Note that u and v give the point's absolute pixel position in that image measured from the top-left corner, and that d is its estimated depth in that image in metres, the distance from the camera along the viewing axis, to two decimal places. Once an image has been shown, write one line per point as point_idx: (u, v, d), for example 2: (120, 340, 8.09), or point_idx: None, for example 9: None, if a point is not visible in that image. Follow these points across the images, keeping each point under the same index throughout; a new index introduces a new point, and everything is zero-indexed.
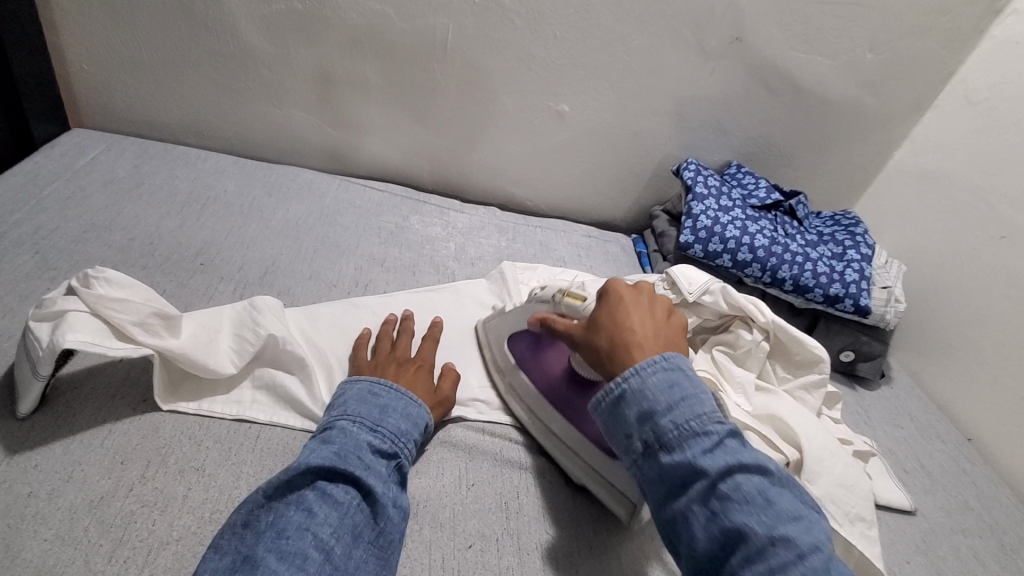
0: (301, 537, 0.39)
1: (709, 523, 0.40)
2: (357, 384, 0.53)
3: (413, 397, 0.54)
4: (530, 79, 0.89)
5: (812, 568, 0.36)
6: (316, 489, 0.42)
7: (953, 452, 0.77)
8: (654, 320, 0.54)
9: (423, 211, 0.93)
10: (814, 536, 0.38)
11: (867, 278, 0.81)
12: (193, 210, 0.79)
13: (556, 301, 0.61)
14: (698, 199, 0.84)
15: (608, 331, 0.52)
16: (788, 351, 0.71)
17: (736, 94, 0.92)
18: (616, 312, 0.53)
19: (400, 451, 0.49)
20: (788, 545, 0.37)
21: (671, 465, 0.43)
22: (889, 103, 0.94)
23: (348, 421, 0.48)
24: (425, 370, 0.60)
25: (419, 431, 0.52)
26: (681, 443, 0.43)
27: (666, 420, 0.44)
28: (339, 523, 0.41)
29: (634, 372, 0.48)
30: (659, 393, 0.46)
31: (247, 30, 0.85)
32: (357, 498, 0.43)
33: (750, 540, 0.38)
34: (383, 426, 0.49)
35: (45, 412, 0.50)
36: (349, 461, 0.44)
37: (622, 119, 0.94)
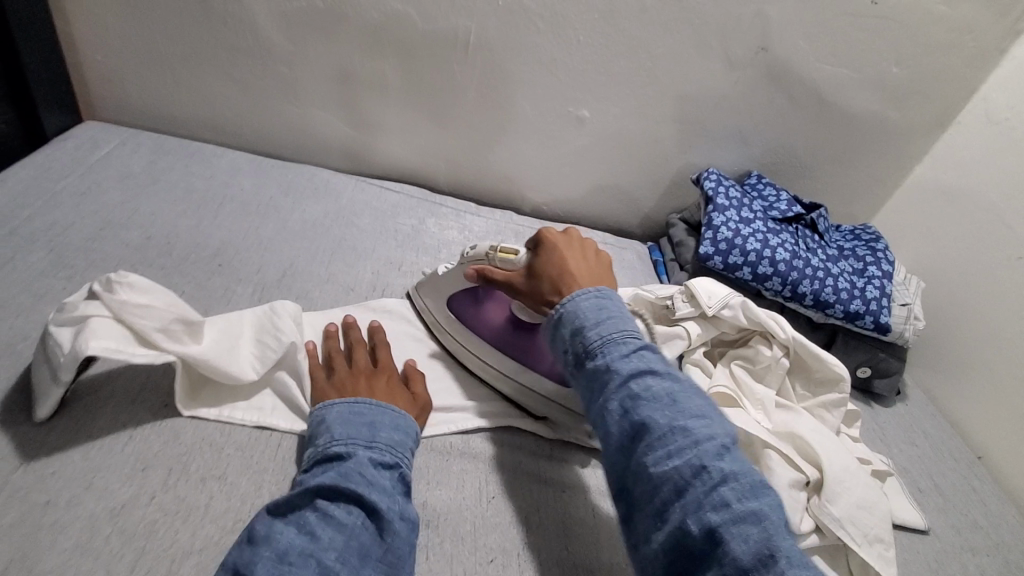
0: (306, 563, 0.38)
1: (619, 416, 0.46)
2: (335, 408, 0.51)
3: (394, 407, 0.53)
4: (550, 83, 0.88)
5: (704, 451, 0.42)
6: (318, 510, 0.42)
7: (966, 470, 0.77)
8: (587, 260, 0.60)
9: (439, 214, 0.92)
10: (711, 429, 0.43)
11: (888, 296, 0.81)
12: (209, 209, 0.78)
13: (489, 256, 0.63)
14: (720, 210, 0.84)
15: (547, 274, 0.58)
16: (807, 368, 0.71)
17: (758, 105, 0.91)
18: (552, 258, 0.59)
19: (400, 461, 0.48)
20: (685, 434, 0.43)
21: (594, 370, 0.49)
22: (912, 119, 0.93)
23: (339, 446, 0.47)
24: (395, 377, 0.58)
25: (413, 441, 0.52)
26: (604, 353, 0.49)
27: (592, 334, 0.51)
28: (343, 545, 0.40)
29: (571, 298, 0.54)
30: (590, 315, 0.52)
31: (267, 27, 0.84)
32: (360, 517, 0.42)
33: (653, 429, 0.44)
34: (379, 440, 0.49)
35: (65, 416, 0.49)
36: (352, 479, 0.44)
37: (641, 126, 0.93)
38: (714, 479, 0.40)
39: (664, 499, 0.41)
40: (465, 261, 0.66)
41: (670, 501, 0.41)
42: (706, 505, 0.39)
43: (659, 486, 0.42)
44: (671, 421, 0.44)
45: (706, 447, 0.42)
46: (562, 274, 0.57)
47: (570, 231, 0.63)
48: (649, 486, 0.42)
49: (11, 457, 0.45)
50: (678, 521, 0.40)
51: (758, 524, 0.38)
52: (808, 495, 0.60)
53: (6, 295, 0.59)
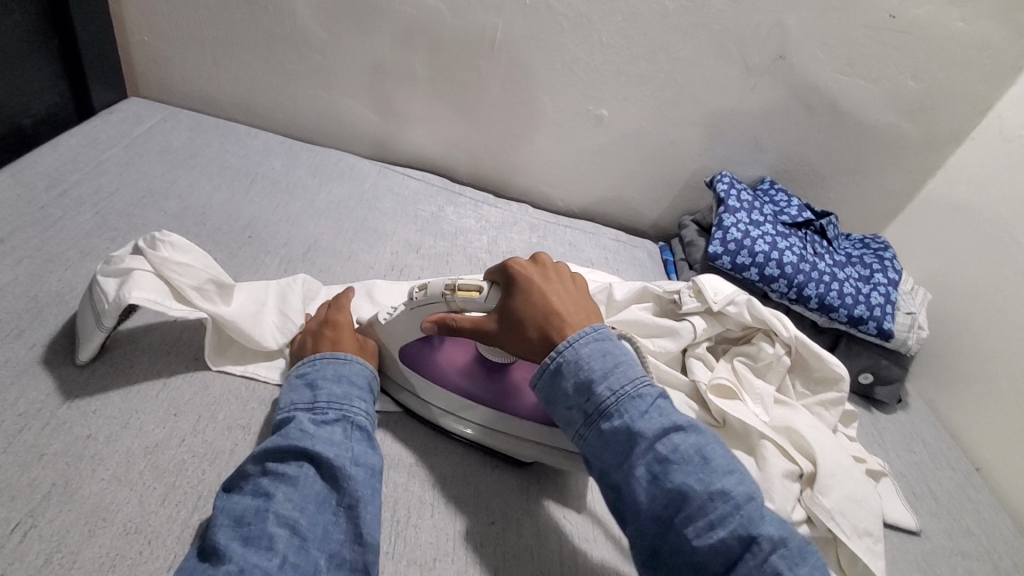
0: (262, 520, 0.40)
1: (651, 484, 0.45)
2: (290, 379, 0.53)
3: (328, 358, 0.53)
4: (571, 81, 0.91)
5: (746, 516, 0.42)
6: (266, 474, 0.44)
7: (961, 478, 0.78)
8: (565, 292, 0.56)
9: (458, 203, 0.95)
10: (741, 484, 0.44)
11: (892, 303, 0.82)
12: (243, 185, 0.82)
13: (447, 300, 0.55)
14: (730, 212, 0.86)
15: (531, 318, 0.53)
16: (808, 367, 0.73)
17: (774, 111, 0.93)
18: (531, 294, 0.54)
19: (346, 412, 0.49)
20: (724, 497, 0.43)
21: (613, 432, 0.47)
22: (927, 132, 0.94)
23: (290, 413, 0.49)
24: (344, 326, 0.58)
25: (362, 389, 0.52)
26: (621, 410, 0.47)
27: (604, 390, 0.48)
28: (296, 497, 0.42)
29: (568, 344, 0.50)
30: (595, 364, 0.49)
31: (304, 16, 0.88)
32: (311, 469, 0.44)
33: (691, 496, 0.43)
34: (322, 400, 0.49)
35: (105, 363, 0.54)
36: (292, 439, 0.45)
37: (659, 127, 0.96)
38: (765, 549, 0.41)
39: (715, 569, 0.42)
40: (415, 306, 0.57)
41: (721, 573, 0.42)
42: None
43: (706, 558, 0.42)
44: (707, 485, 0.44)
45: (746, 508, 0.43)
46: (549, 316, 0.52)
47: (533, 259, 0.58)
48: (693, 558, 0.42)
49: (57, 395, 0.50)
50: None
51: None
52: (802, 486, 0.62)
53: (56, 251, 0.63)
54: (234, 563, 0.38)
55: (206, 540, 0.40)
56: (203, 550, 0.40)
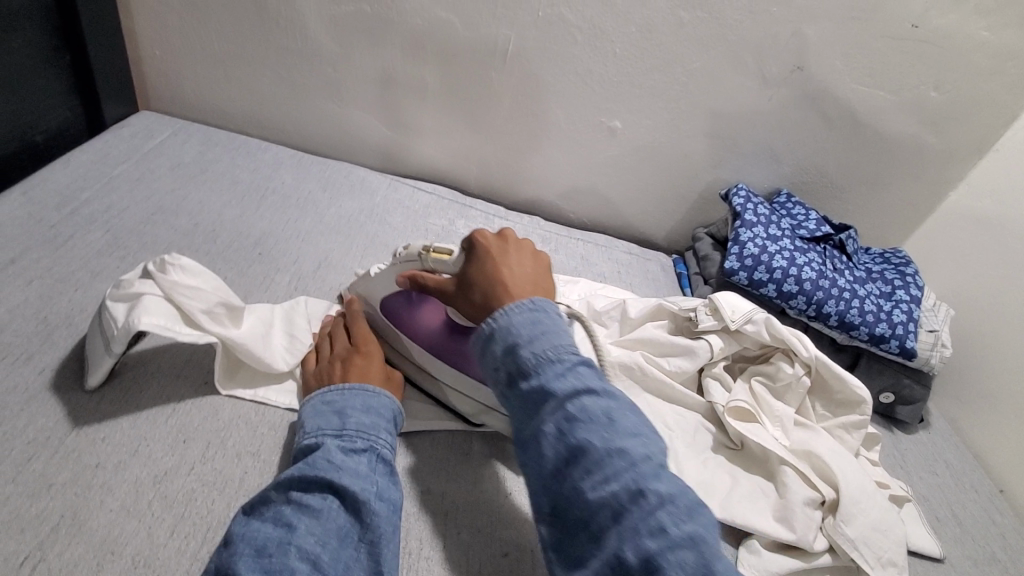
0: (284, 552, 0.39)
1: (555, 441, 0.42)
2: (311, 401, 0.52)
3: (366, 389, 0.53)
4: (583, 93, 0.90)
5: (642, 474, 0.39)
6: (288, 502, 0.42)
7: (987, 503, 0.75)
8: (521, 265, 0.54)
9: (469, 216, 0.94)
10: (647, 446, 0.41)
11: (915, 321, 0.80)
12: (253, 200, 0.82)
13: (421, 258, 0.59)
14: (747, 226, 0.84)
15: (477, 284, 0.53)
16: (828, 388, 0.71)
17: (792, 123, 0.91)
18: (484, 263, 0.53)
19: (373, 443, 0.48)
20: (623, 456, 0.40)
21: (528, 390, 0.44)
22: (949, 144, 0.92)
23: (313, 438, 0.48)
24: (374, 356, 0.58)
25: (387, 422, 0.52)
26: (538, 370, 0.44)
27: (526, 351, 0.45)
28: (320, 530, 0.40)
29: (503, 312, 0.48)
30: (522, 328, 0.46)
31: (315, 29, 0.88)
32: (336, 502, 0.43)
33: (590, 453, 0.40)
34: (348, 428, 0.48)
35: (114, 387, 0.53)
36: (319, 468, 0.44)
37: (673, 138, 0.94)
38: (653, 505, 0.38)
39: (602, 526, 0.39)
40: (398, 262, 0.62)
41: (608, 528, 0.38)
42: (644, 530, 0.37)
43: (595, 513, 0.39)
44: (608, 444, 0.40)
45: (644, 467, 0.39)
46: (492, 284, 0.52)
47: (505, 232, 0.57)
48: (585, 512, 0.40)
49: (66, 421, 0.49)
50: (614, 549, 0.37)
51: (696, 550, 0.36)
52: (823, 514, 0.60)
53: (67, 271, 0.63)
54: None
55: (221, 567, 0.38)
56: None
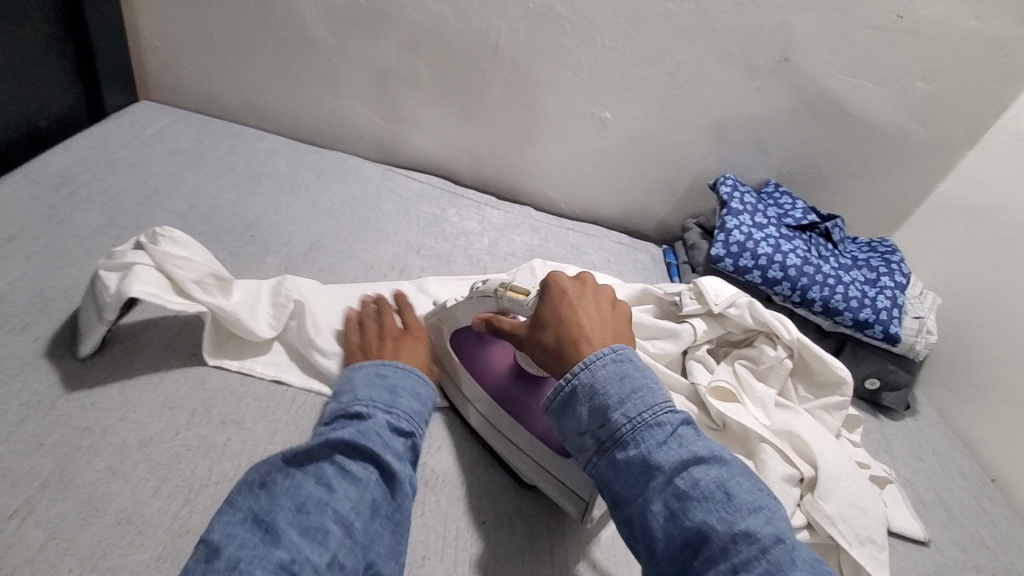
0: (322, 513, 0.41)
1: (667, 521, 0.41)
2: (363, 368, 0.55)
3: (420, 375, 0.56)
4: (574, 85, 0.92)
5: (774, 562, 0.38)
6: (334, 465, 0.44)
7: (973, 489, 0.76)
8: (598, 313, 0.54)
9: (461, 205, 0.96)
10: (772, 525, 0.40)
11: (900, 307, 0.80)
12: (247, 186, 0.83)
13: (497, 298, 0.59)
14: (733, 214, 0.85)
15: (553, 327, 0.52)
16: (810, 371, 0.72)
17: (780, 114, 0.93)
18: (560, 306, 0.53)
19: (415, 429, 0.50)
20: (749, 539, 0.39)
21: (626, 462, 0.44)
22: (937, 134, 0.93)
23: (361, 406, 0.50)
24: (420, 339, 0.61)
25: (428, 412, 0.54)
26: (636, 440, 0.44)
27: (619, 417, 0.45)
28: (359, 499, 0.43)
29: (584, 366, 0.48)
30: (610, 386, 0.47)
31: (313, 21, 0.90)
32: (375, 475, 0.45)
33: (711, 537, 0.40)
34: (397, 406, 0.51)
35: (105, 356, 0.54)
36: (369, 440, 0.46)
37: (663, 129, 0.95)
38: None
39: None
40: (474, 297, 0.61)
41: None
42: None
43: None
44: (730, 526, 0.40)
45: (773, 552, 0.38)
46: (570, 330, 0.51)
47: (583, 276, 0.57)
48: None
49: (58, 387, 0.51)
50: None
51: None
52: (802, 492, 0.61)
53: (63, 248, 0.65)
54: (287, 549, 0.38)
55: (263, 512, 0.40)
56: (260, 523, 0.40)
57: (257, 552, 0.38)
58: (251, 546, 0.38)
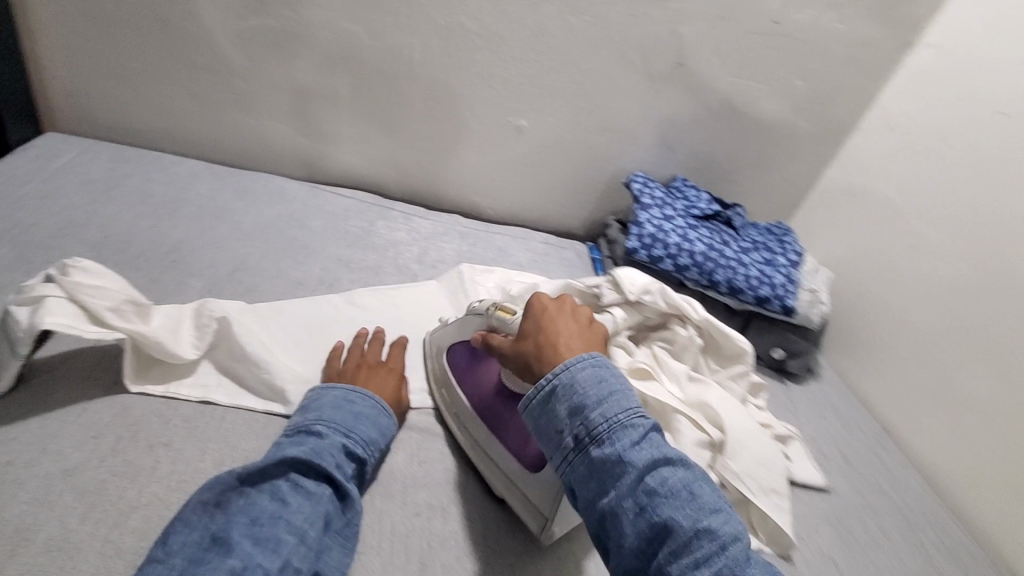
0: (275, 523, 0.44)
1: (637, 516, 0.42)
2: (332, 391, 0.58)
3: (383, 406, 0.59)
4: (490, 96, 0.96)
5: (733, 559, 0.39)
6: (290, 480, 0.47)
7: (868, 438, 0.85)
8: (574, 328, 0.56)
9: (389, 217, 0.98)
10: (732, 525, 0.41)
11: (794, 282, 0.89)
12: (167, 212, 0.83)
13: (488, 315, 0.63)
14: (644, 209, 0.92)
15: (535, 337, 0.55)
16: (718, 346, 0.79)
17: (681, 114, 1.01)
18: (541, 318, 0.56)
19: (367, 455, 0.54)
20: (711, 536, 0.40)
21: (601, 459, 0.45)
22: (819, 125, 1.04)
23: (323, 425, 0.53)
24: (394, 372, 0.64)
25: (386, 440, 0.57)
26: (611, 438, 0.45)
27: (596, 416, 0.46)
28: (311, 510, 0.46)
29: (564, 367, 0.50)
30: (588, 388, 0.48)
31: (224, 44, 0.90)
32: (327, 490, 0.48)
33: (676, 532, 0.40)
34: (356, 431, 0.54)
35: (21, 392, 0.54)
36: (323, 459, 0.49)
37: (577, 134, 1.01)
38: None
39: None
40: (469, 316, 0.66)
41: None
42: None
43: None
44: (694, 522, 0.41)
45: (732, 549, 0.40)
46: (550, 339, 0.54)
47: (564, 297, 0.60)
48: None
49: None
50: None
51: None
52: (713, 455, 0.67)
53: None
54: (240, 558, 0.41)
55: (220, 528, 0.43)
56: (217, 536, 0.43)
57: (211, 563, 0.40)
58: (204, 558, 0.41)
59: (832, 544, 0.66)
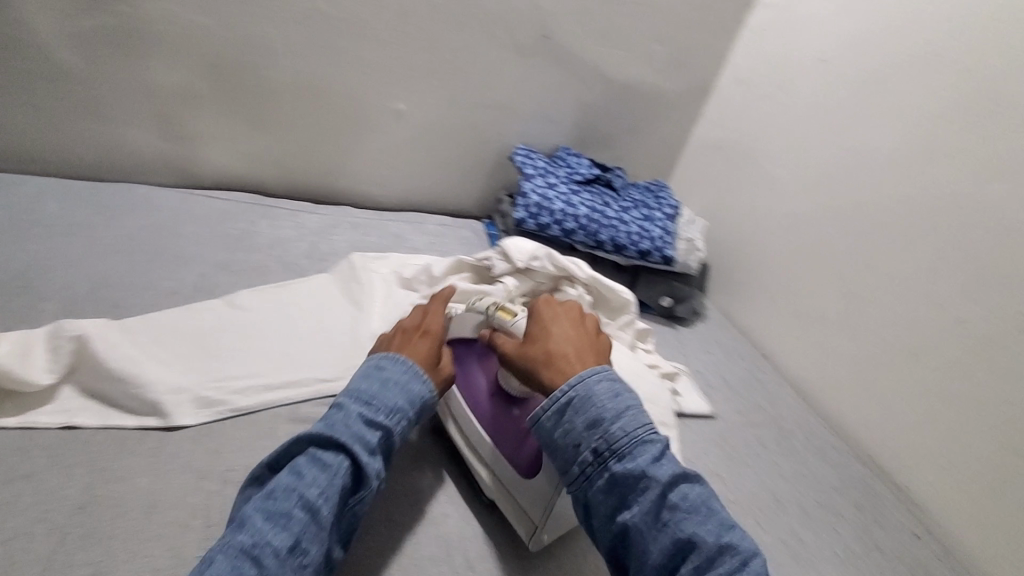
0: (287, 498, 0.43)
1: (662, 533, 0.44)
2: (370, 357, 0.55)
3: (418, 371, 0.54)
4: (363, 81, 0.95)
5: (753, 572, 0.42)
6: (306, 455, 0.46)
7: (748, 365, 0.94)
8: (581, 338, 0.56)
9: (272, 216, 0.95)
10: (746, 538, 0.44)
11: (670, 233, 0.96)
12: (10, 234, 0.75)
13: (490, 316, 0.62)
14: (528, 179, 0.95)
15: (544, 344, 0.55)
16: (606, 300, 0.83)
17: (555, 85, 1.04)
18: (552, 325, 0.56)
19: (393, 424, 0.50)
20: (733, 552, 0.43)
21: (623, 474, 0.46)
22: (680, 86, 1.11)
23: (347, 394, 0.50)
24: (433, 333, 0.59)
25: (420, 406, 0.53)
26: (631, 454, 0.47)
27: (616, 430, 0.47)
28: (326, 484, 0.44)
29: (581, 379, 0.50)
30: (606, 402, 0.49)
31: (54, 43, 0.79)
32: (345, 462, 0.46)
33: (699, 547, 0.43)
34: (379, 399, 0.50)
35: None
36: (338, 430, 0.47)
37: (457, 113, 1.02)
38: None
39: None
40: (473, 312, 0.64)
41: None
42: None
43: None
44: (716, 538, 0.43)
45: (752, 564, 0.42)
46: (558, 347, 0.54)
47: (573, 306, 0.60)
48: None
49: None
50: None
51: None
52: None
53: None
54: (250, 533, 0.41)
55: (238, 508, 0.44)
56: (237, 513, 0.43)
57: (224, 538, 0.41)
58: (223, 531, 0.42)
59: (717, 462, 0.73)
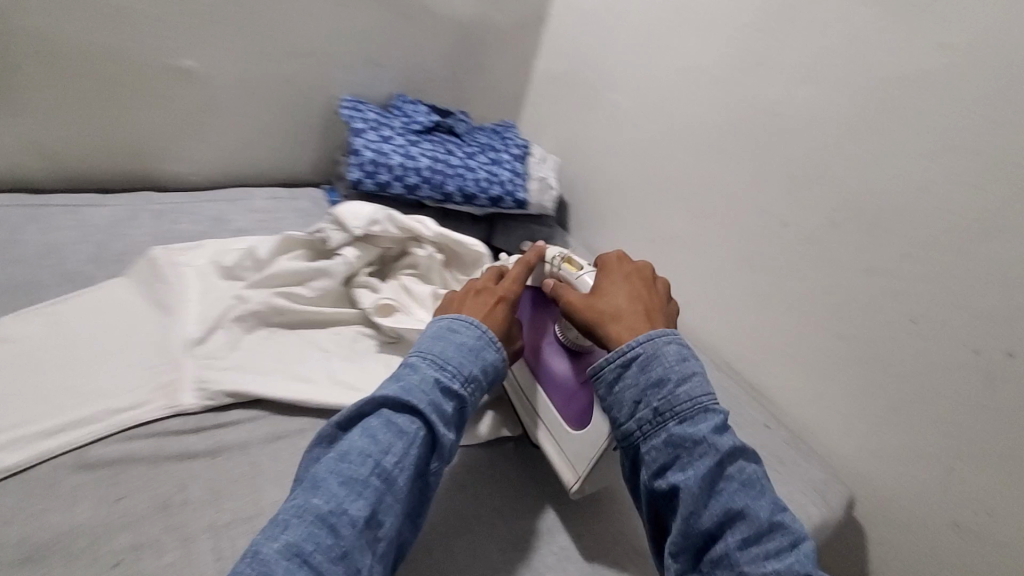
0: (363, 463, 0.44)
1: (716, 501, 0.46)
2: (439, 321, 0.56)
3: (490, 338, 0.55)
4: (130, 36, 0.77)
5: (799, 554, 0.44)
6: (381, 417, 0.47)
7: None
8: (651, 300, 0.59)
9: (39, 216, 0.76)
10: (790, 521, 0.47)
11: (520, 175, 0.92)
12: None
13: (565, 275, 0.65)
14: (358, 134, 0.85)
15: (611, 302, 0.58)
16: (458, 256, 0.79)
17: (376, 25, 0.93)
18: (625, 286, 0.59)
19: (465, 395, 0.51)
20: (782, 530, 0.46)
21: (682, 435, 0.48)
22: (511, 18, 1.05)
23: (423, 359, 0.51)
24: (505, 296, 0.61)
25: (488, 377, 0.54)
26: (692, 420, 0.48)
27: (681, 394, 0.49)
28: (401, 452, 0.45)
29: (649, 338, 0.52)
30: (674, 365, 0.50)
31: None
32: (420, 430, 0.47)
33: (748, 518, 0.46)
34: (452, 364, 0.51)
35: None
36: (415, 397, 0.48)
37: (263, 67, 0.88)
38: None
39: None
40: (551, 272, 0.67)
41: None
42: None
43: None
44: (767, 514, 0.46)
45: (797, 542, 0.45)
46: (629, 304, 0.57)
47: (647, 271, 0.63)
48: None
49: None
50: None
51: None
52: None
53: None
54: (325, 495, 0.42)
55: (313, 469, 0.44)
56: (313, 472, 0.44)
57: (299, 499, 0.42)
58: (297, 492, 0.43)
59: None
